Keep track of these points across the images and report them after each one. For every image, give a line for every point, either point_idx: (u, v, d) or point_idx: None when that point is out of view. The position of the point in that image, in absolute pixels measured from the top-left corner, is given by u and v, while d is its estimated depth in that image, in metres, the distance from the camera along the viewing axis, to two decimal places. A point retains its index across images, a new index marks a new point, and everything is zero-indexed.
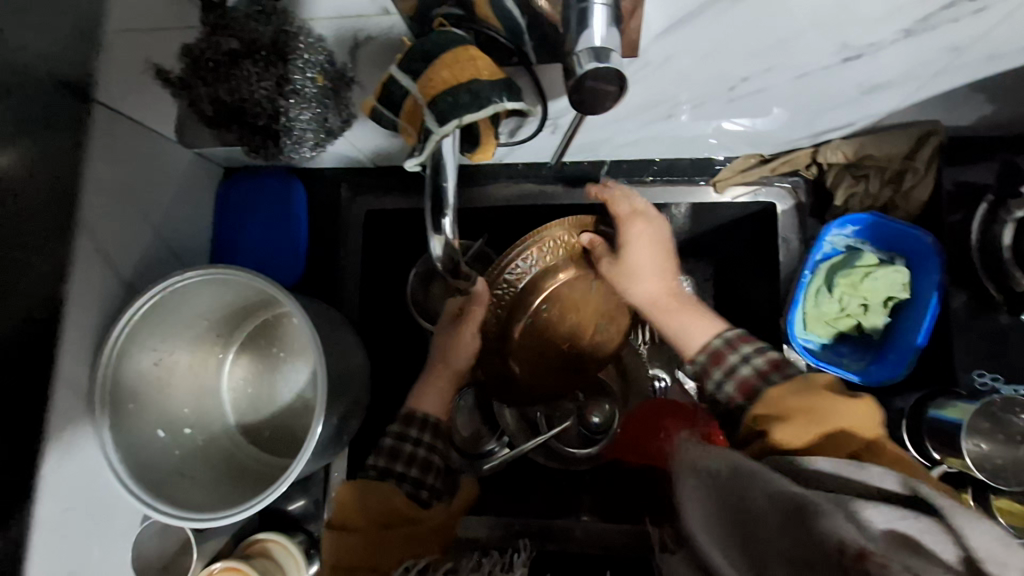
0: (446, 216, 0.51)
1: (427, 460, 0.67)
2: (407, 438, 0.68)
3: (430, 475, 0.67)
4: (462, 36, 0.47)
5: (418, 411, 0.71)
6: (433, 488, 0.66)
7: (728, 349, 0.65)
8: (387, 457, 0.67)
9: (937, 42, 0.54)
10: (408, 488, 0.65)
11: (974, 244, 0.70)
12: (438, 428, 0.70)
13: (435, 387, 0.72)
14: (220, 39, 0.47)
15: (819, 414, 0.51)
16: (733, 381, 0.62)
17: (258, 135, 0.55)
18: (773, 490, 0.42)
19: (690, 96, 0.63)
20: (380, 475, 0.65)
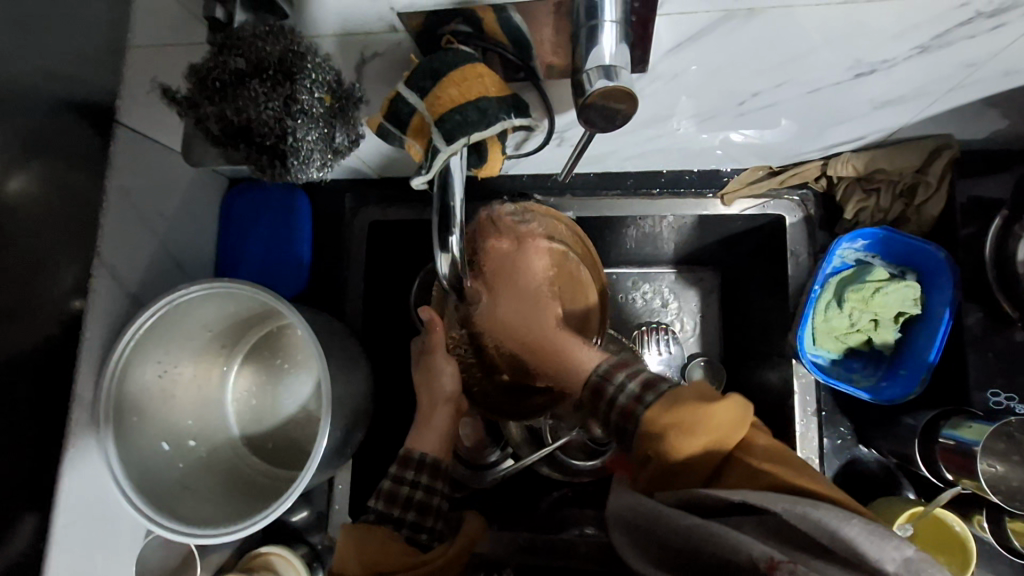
0: (452, 234, 0.50)
1: (425, 502, 0.65)
2: (405, 481, 0.66)
3: (430, 517, 0.64)
4: (471, 54, 0.47)
5: (414, 451, 0.69)
6: (433, 530, 0.64)
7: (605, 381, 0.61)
8: (386, 500, 0.65)
9: (952, 57, 0.53)
10: (406, 532, 0.63)
11: (988, 259, 0.69)
12: (437, 468, 0.68)
13: (433, 428, 0.69)
14: (227, 58, 0.46)
15: (694, 430, 0.50)
16: (635, 382, 0.58)
17: (265, 156, 0.51)
18: (684, 524, 0.44)
19: (699, 110, 0.63)
20: (378, 519, 0.63)
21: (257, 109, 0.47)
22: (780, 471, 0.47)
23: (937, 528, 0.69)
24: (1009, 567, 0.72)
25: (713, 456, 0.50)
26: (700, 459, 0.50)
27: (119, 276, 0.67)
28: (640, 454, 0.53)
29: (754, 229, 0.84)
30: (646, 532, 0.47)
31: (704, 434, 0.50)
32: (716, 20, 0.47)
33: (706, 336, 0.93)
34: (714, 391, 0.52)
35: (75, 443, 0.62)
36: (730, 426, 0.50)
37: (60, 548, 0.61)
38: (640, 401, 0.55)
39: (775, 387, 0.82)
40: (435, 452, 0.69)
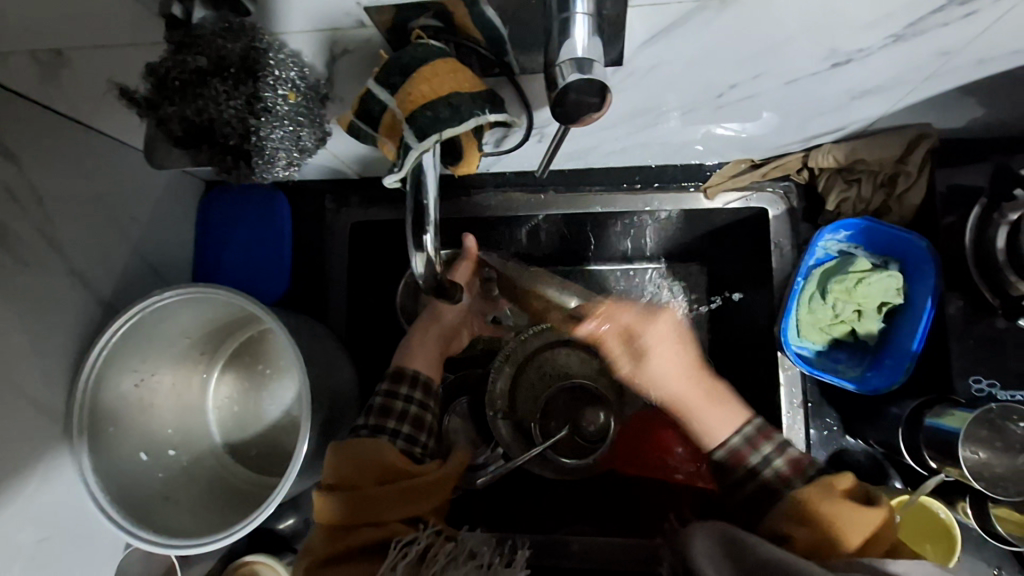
0: (428, 231, 0.48)
1: (418, 418, 0.68)
2: (398, 396, 0.68)
3: (423, 432, 0.67)
4: (441, 49, 0.46)
5: (408, 368, 0.72)
6: (426, 446, 0.67)
7: (748, 449, 0.65)
8: (378, 415, 0.66)
9: (928, 46, 0.53)
10: (402, 442, 0.64)
11: (969, 248, 0.69)
12: (428, 388, 0.71)
13: (424, 351, 0.74)
14: (186, 56, 0.45)
15: (851, 519, 0.51)
16: (782, 459, 0.63)
17: (229, 156, 0.52)
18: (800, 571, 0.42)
19: (678, 104, 0.62)
20: (372, 431, 0.64)
21: (218, 108, 0.47)
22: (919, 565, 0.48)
23: (923, 516, 0.69)
24: (996, 555, 0.72)
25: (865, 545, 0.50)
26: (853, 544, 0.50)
27: (90, 285, 0.65)
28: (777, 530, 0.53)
29: (739, 223, 0.83)
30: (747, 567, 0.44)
31: (862, 531, 0.50)
32: (690, 10, 0.46)
33: None
34: (873, 496, 0.54)
35: (44, 455, 0.61)
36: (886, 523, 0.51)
37: (35, 565, 0.59)
38: (784, 481, 0.61)
39: (763, 381, 0.81)
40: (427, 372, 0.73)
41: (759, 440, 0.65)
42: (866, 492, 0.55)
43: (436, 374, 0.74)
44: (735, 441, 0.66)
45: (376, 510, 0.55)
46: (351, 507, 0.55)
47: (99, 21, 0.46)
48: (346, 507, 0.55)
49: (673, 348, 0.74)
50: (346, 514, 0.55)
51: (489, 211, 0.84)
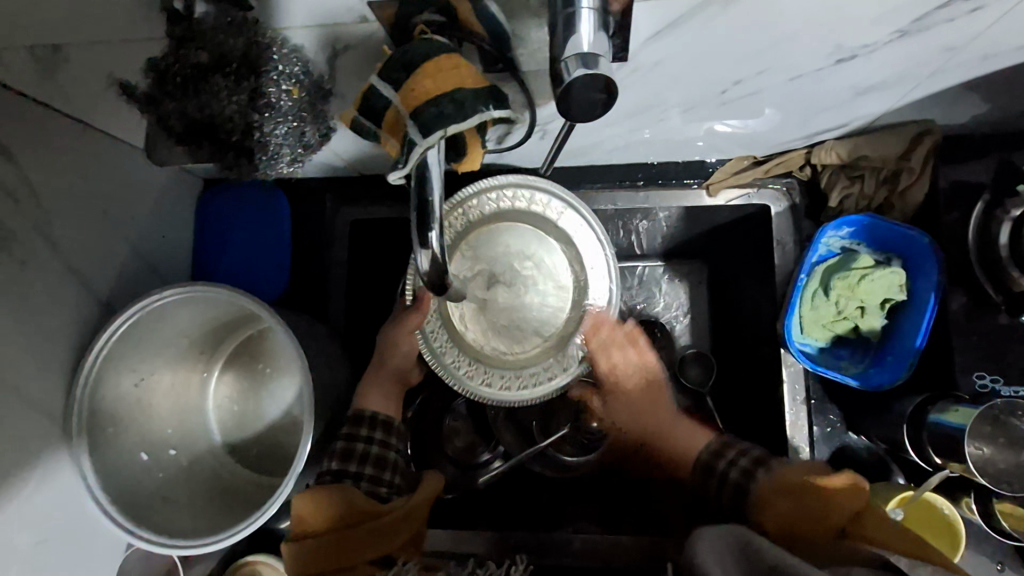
0: (432, 230, 0.47)
1: (381, 456, 0.66)
2: (358, 437, 0.66)
3: (387, 470, 0.65)
4: (446, 45, 0.46)
5: (365, 410, 0.69)
6: (392, 484, 0.64)
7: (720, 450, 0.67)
8: (341, 458, 0.64)
9: (933, 41, 0.53)
10: (366, 485, 0.62)
11: (971, 245, 0.69)
12: (389, 425, 0.69)
13: (382, 385, 0.72)
14: (187, 52, 0.44)
15: (806, 492, 0.53)
16: (746, 459, 0.63)
17: (230, 153, 0.52)
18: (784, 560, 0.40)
19: (680, 100, 0.62)
20: (335, 476, 0.63)
21: (220, 103, 0.47)
22: (877, 530, 0.49)
23: (926, 513, 0.69)
24: (999, 550, 0.72)
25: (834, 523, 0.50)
26: (827, 519, 0.51)
27: (88, 284, 0.65)
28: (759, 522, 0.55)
29: (741, 219, 0.83)
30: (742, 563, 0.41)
31: (823, 504, 0.52)
32: (696, 6, 0.46)
33: (696, 328, 0.92)
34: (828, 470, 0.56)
35: (44, 456, 0.60)
36: (838, 488, 0.53)
37: (34, 568, 0.58)
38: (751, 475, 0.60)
39: (765, 378, 0.81)
40: (385, 411, 0.70)
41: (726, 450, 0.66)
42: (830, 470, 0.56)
43: (396, 410, 0.71)
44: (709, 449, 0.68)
45: (347, 552, 0.54)
46: (320, 556, 0.54)
47: (99, 16, 0.46)
48: (319, 553, 0.54)
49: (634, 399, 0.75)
50: (319, 558, 0.54)
51: None
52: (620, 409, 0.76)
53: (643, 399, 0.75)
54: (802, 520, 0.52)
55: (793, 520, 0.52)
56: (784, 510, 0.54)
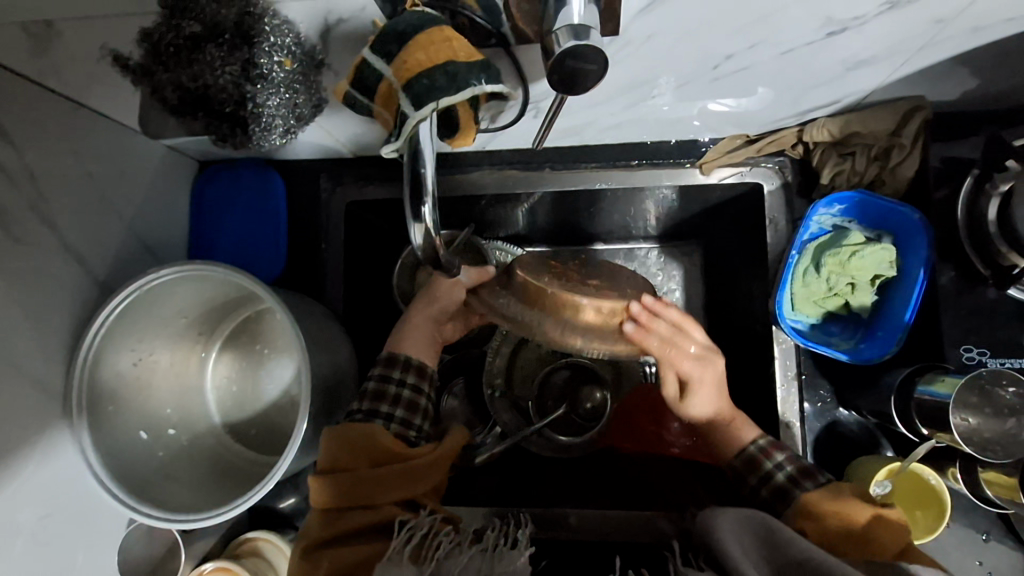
0: (425, 204, 0.48)
1: (413, 401, 0.67)
2: (390, 381, 0.67)
3: (417, 416, 0.66)
4: (437, 16, 0.46)
5: (400, 354, 0.69)
6: (421, 430, 0.65)
7: (762, 456, 0.65)
8: (371, 399, 0.65)
9: (922, 14, 0.53)
10: (396, 427, 0.63)
11: (960, 221, 0.70)
12: (424, 371, 0.69)
13: (419, 333, 0.71)
14: (181, 22, 0.45)
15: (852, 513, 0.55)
16: (793, 465, 0.63)
17: (225, 123, 0.54)
18: (802, 551, 0.45)
19: (673, 77, 0.62)
20: (365, 416, 0.64)
21: (213, 73, 0.48)
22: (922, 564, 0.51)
23: (914, 483, 0.70)
24: (985, 520, 0.73)
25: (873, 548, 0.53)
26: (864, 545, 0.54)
27: (86, 265, 0.65)
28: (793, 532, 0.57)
29: (735, 198, 0.83)
30: (760, 544, 0.47)
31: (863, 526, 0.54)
32: None
33: (690, 309, 0.94)
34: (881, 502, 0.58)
35: (43, 428, 0.60)
36: (890, 527, 0.54)
37: (40, 542, 0.59)
38: (798, 484, 0.61)
39: (759, 355, 0.82)
40: (421, 356, 0.70)
41: (773, 450, 0.65)
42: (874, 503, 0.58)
43: (430, 358, 0.71)
44: (751, 451, 0.66)
45: (372, 491, 0.55)
46: (347, 491, 0.55)
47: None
48: (344, 490, 0.55)
49: (726, 386, 0.66)
50: (343, 496, 0.55)
51: (485, 187, 0.83)
52: (700, 399, 0.64)
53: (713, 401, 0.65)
54: (842, 540, 0.54)
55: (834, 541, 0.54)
56: (833, 519, 0.56)
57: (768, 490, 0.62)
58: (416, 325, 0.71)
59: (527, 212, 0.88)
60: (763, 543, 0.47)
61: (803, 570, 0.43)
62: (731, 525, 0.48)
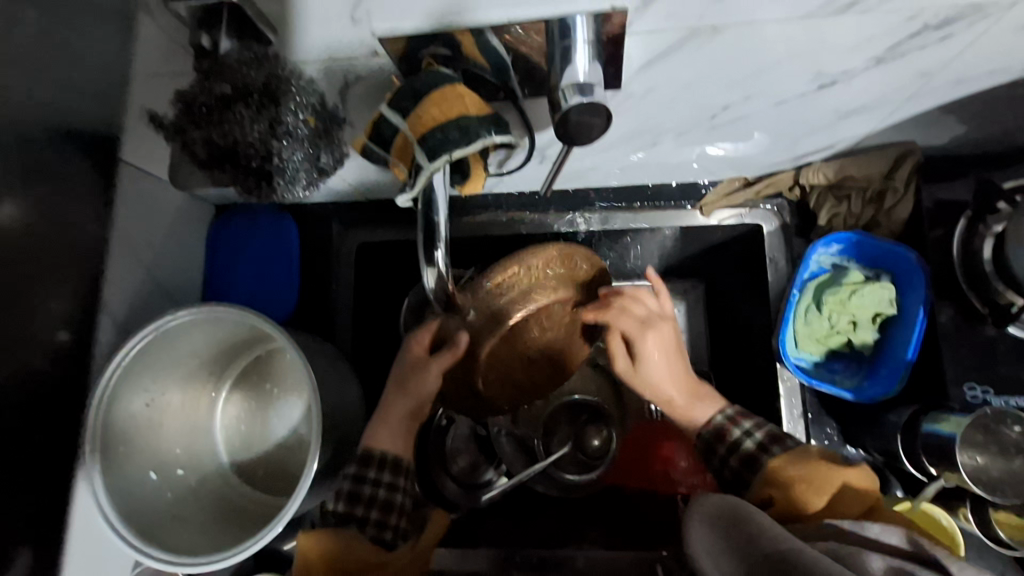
0: (438, 248, 0.52)
1: (387, 501, 0.68)
2: (366, 480, 0.68)
3: (392, 514, 0.68)
4: (451, 76, 0.49)
5: (375, 450, 0.70)
6: (397, 527, 0.68)
7: (729, 426, 0.69)
8: (346, 501, 0.68)
9: (906, 68, 0.56)
10: (371, 531, 0.67)
11: (957, 259, 0.72)
12: (398, 466, 0.70)
13: (389, 427, 0.70)
14: (214, 85, 0.50)
15: (817, 480, 0.58)
16: (760, 432, 0.67)
17: (252, 177, 0.57)
18: (770, 541, 0.45)
19: (674, 125, 0.65)
20: (340, 520, 0.67)
21: (243, 131, 0.51)
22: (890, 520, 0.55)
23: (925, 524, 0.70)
24: None
25: (853, 506, 0.56)
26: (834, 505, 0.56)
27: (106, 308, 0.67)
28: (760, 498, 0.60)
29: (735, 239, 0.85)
30: (730, 528, 0.49)
31: (824, 494, 0.57)
32: (683, 37, 0.48)
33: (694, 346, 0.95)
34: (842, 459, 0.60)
35: None
36: (865, 491, 0.57)
37: None
38: (765, 450, 0.64)
39: (764, 393, 0.83)
40: (396, 450, 0.69)
41: (739, 419, 0.69)
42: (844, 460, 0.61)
43: (407, 449, 0.70)
44: (717, 420, 0.70)
45: None
46: None
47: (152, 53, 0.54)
48: None
49: (677, 351, 0.71)
50: None
51: (492, 228, 0.85)
52: (655, 363, 0.70)
53: (663, 362, 0.70)
54: (807, 500, 0.57)
55: (796, 503, 0.57)
56: (796, 487, 0.58)
57: (737, 460, 0.66)
58: (391, 415, 0.69)
59: None
60: (734, 533, 0.48)
61: (770, 559, 0.44)
62: (702, 532, 0.51)
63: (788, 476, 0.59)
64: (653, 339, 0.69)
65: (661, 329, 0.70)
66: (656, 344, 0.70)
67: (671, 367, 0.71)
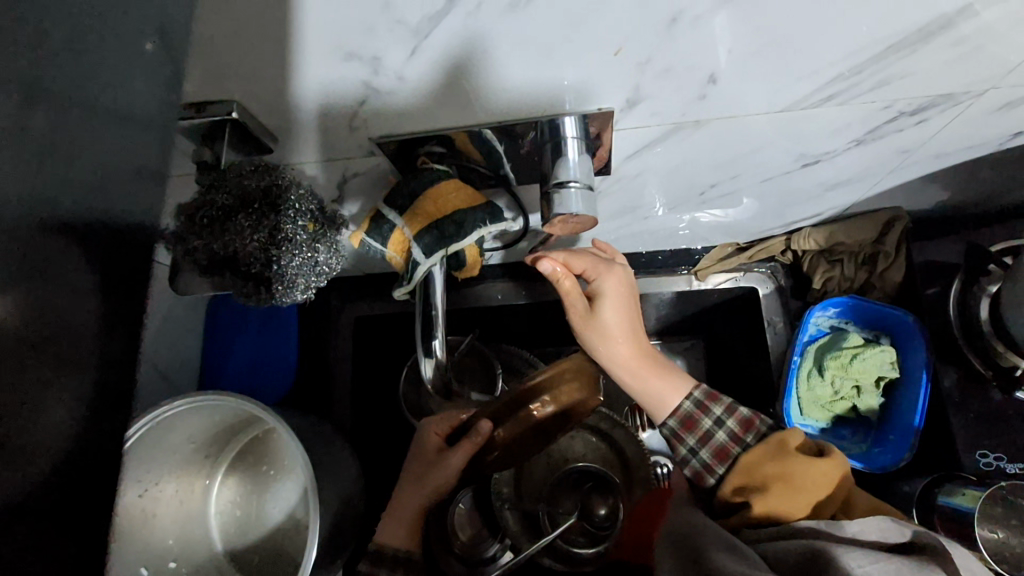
0: (435, 338, 0.53)
1: None
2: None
3: None
4: (445, 172, 0.50)
5: (386, 547, 0.68)
6: None
7: (700, 413, 0.67)
8: None
9: (887, 147, 0.58)
10: None
11: (954, 322, 0.72)
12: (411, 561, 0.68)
13: (400, 518, 0.69)
14: (215, 196, 0.46)
15: (795, 479, 0.56)
16: (732, 418, 0.66)
17: (250, 283, 0.49)
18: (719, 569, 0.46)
19: (664, 201, 0.67)
20: None
21: (241, 242, 0.45)
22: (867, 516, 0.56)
23: None
24: None
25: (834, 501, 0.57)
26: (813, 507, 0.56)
27: None
28: (738, 499, 0.59)
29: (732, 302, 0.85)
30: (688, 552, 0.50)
31: (801, 494, 0.56)
32: (668, 130, 0.50)
33: None
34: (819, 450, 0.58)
35: None
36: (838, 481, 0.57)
37: None
38: (738, 441, 0.64)
39: None
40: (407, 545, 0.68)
41: (709, 402, 0.68)
42: (815, 449, 0.59)
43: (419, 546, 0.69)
44: (689, 403, 0.68)
45: None
46: None
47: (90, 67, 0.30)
48: None
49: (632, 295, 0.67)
50: None
51: (489, 299, 0.86)
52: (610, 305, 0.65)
53: (616, 308, 0.66)
54: (783, 499, 0.56)
55: (774, 506, 0.56)
56: (772, 487, 0.57)
57: (711, 454, 0.65)
58: (403, 506, 0.70)
59: (527, 319, 0.89)
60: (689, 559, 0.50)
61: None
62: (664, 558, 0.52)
63: (767, 475, 0.58)
64: (609, 287, 0.65)
65: (618, 275, 0.66)
66: (615, 295, 0.65)
67: (629, 326, 0.67)
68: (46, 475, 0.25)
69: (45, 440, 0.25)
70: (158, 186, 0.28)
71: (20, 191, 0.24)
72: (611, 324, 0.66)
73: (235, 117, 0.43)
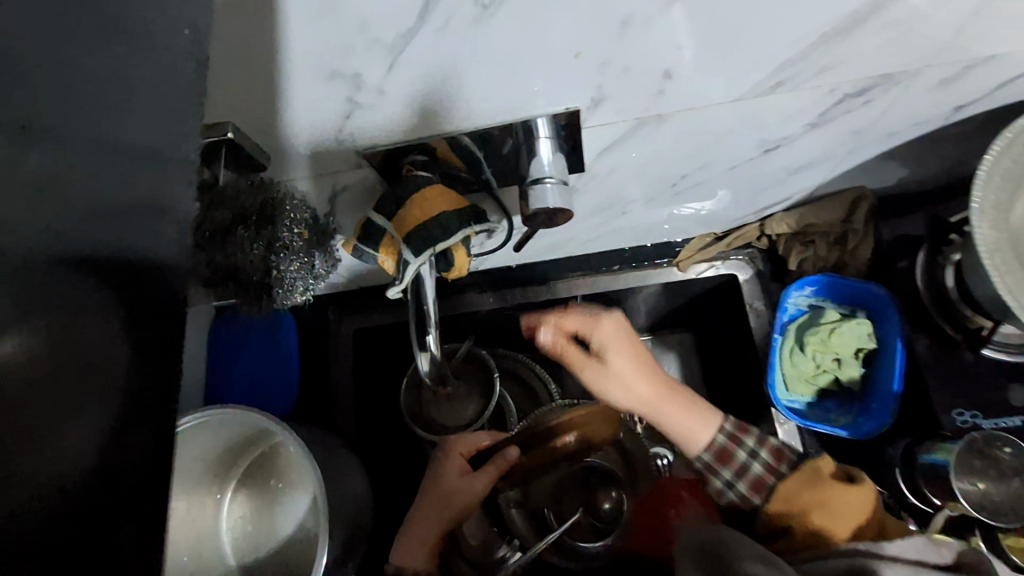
0: (429, 334, 0.56)
1: None
2: None
3: None
4: (428, 179, 0.53)
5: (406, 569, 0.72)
6: None
7: (733, 445, 0.72)
8: None
9: (840, 129, 0.62)
10: None
11: (924, 290, 0.76)
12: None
13: (416, 538, 0.75)
14: (215, 212, 0.49)
15: (830, 504, 0.63)
16: (766, 450, 0.71)
17: (253, 292, 0.55)
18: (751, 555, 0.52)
19: (640, 195, 0.71)
20: None
21: (245, 257, 0.51)
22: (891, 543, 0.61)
23: None
24: None
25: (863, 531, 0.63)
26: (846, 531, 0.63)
27: None
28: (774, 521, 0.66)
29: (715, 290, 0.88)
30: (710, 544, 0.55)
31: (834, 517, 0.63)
32: (634, 125, 0.53)
33: None
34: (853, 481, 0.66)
35: None
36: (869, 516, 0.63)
37: None
38: (775, 471, 0.69)
39: None
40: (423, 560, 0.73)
41: (741, 434, 0.72)
42: (845, 477, 0.67)
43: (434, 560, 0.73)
44: (722, 437, 0.72)
45: None
46: None
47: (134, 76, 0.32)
48: None
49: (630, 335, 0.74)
50: None
51: (481, 303, 0.89)
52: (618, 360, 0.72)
53: (622, 357, 0.72)
54: (817, 518, 0.63)
55: (809, 524, 0.63)
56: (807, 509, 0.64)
57: (747, 486, 0.70)
58: (421, 527, 0.76)
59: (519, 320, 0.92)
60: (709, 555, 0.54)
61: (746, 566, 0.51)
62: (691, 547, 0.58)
63: (800, 496, 0.65)
64: (611, 341, 0.72)
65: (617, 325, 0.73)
66: (614, 342, 0.72)
67: (639, 368, 0.73)
68: (85, 471, 0.27)
69: (64, 454, 0.27)
70: (159, 217, 0.30)
71: (41, 213, 0.27)
72: (621, 370, 0.72)
73: (231, 137, 0.46)
